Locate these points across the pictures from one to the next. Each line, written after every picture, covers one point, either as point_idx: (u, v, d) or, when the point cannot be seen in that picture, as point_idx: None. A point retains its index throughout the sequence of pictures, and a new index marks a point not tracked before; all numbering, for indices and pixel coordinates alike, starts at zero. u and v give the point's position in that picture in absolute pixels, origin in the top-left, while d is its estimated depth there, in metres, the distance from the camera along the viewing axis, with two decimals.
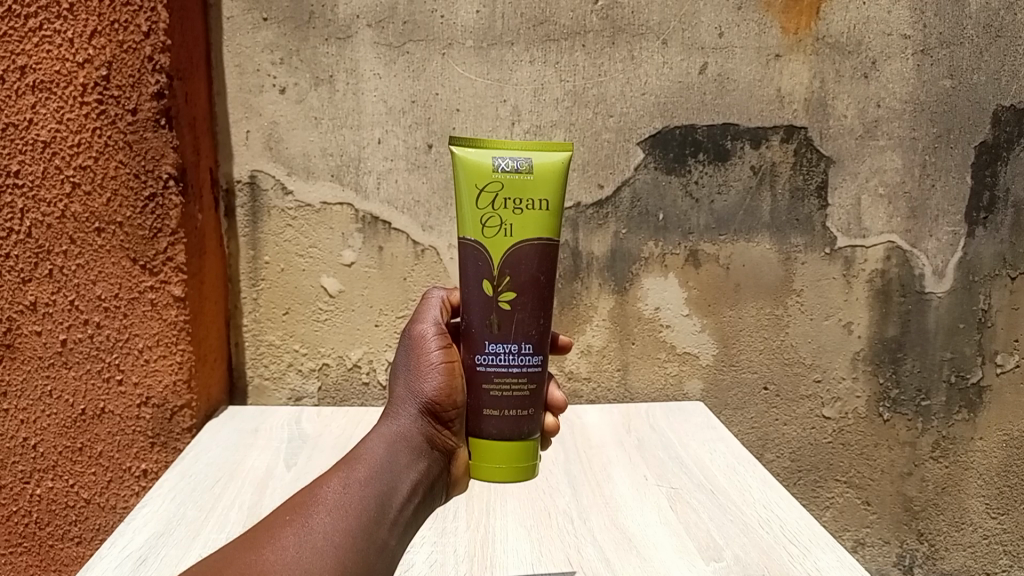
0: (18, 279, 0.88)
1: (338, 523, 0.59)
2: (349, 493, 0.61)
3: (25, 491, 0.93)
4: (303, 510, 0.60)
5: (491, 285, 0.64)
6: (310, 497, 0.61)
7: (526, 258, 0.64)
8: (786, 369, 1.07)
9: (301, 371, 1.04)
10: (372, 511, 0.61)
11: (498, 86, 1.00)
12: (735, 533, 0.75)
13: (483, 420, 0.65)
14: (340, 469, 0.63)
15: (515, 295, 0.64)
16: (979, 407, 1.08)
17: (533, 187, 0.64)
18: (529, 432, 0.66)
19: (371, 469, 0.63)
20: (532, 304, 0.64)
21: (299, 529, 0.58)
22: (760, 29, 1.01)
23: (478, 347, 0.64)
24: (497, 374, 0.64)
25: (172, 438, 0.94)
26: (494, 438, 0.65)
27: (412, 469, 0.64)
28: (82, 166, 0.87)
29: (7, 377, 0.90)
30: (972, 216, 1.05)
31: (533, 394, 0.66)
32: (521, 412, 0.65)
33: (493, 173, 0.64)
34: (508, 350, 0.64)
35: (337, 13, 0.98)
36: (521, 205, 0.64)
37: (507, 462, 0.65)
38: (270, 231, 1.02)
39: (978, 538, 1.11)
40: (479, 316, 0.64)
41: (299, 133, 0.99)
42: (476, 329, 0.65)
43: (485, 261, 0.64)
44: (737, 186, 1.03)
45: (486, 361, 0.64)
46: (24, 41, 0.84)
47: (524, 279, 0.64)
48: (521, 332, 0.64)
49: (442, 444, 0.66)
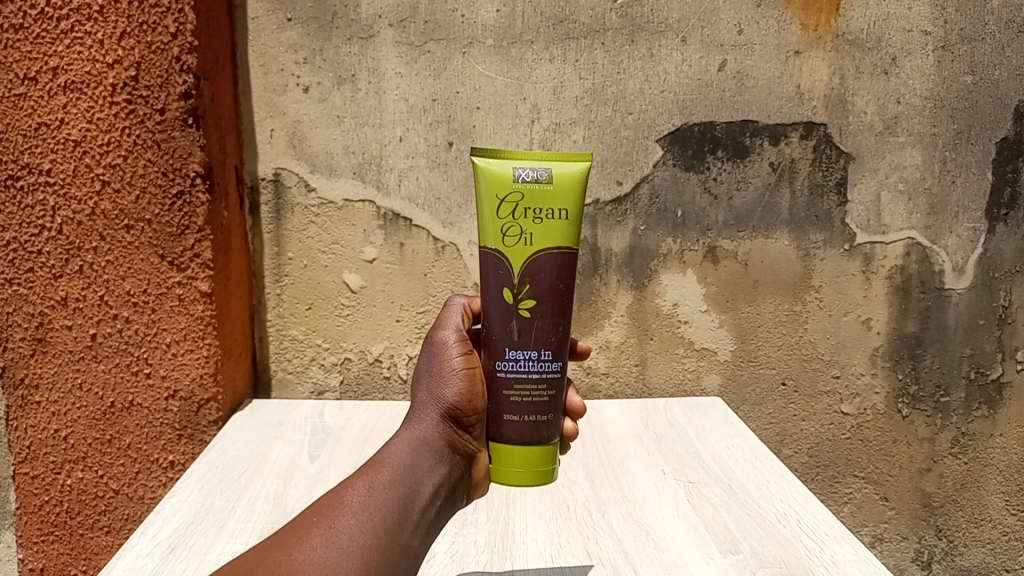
0: (49, 274, 0.91)
1: (362, 524, 0.61)
2: (374, 495, 0.63)
3: (56, 481, 0.96)
4: (330, 512, 0.62)
5: (511, 292, 0.65)
6: (337, 499, 0.63)
7: (545, 266, 0.65)
8: (804, 365, 1.08)
9: (323, 366, 1.06)
10: (396, 514, 0.63)
11: (518, 84, 1.01)
12: (752, 527, 0.76)
13: (503, 425, 0.66)
14: (365, 472, 0.65)
15: (535, 302, 0.65)
16: (999, 404, 1.08)
17: (552, 197, 0.65)
18: (548, 437, 0.67)
19: (395, 473, 0.65)
20: (552, 311, 0.65)
21: (326, 530, 0.60)
22: (780, 25, 1.01)
23: (499, 353, 0.66)
24: (517, 380, 0.65)
25: (198, 431, 0.95)
26: (515, 443, 0.66)
27: (434, 473, 0.66)
28: (111, 164, 0.89)
29: (38, 370, 0.93)
30: (993, 212, 1.05)
31: (552, 400, 0.67)
32: (540, 417, 0.66)
33: (514, 183, 0.65)
34: (528, 357, 0.65)
35: (360, 13, 0.99)
36: (541, 215, 0.65)
37: (527, 467, 0.66)
38: (293, 227, 1.03)
39: (997, 535, 1.11)
40: (500, 323, 0.65)
41: (323, 131, 1.01)
42: (497, 336, 0.66)
43: (506, 269, 0.65)
44: (756, 183, 1.04)
45: (507, 367, 0.65)
46: (56, 43, 0.87)
47: (544, 287, 0.65)
48: (540, 339, 0.65)
49: (463, 448, 0.67)
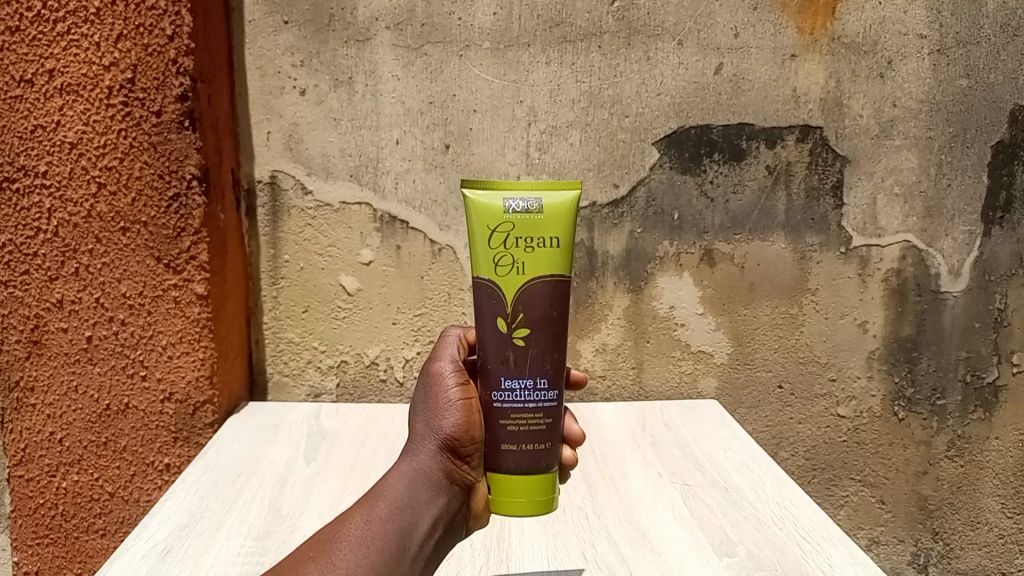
0: (44, 276, 0.91)
1: (360, 558, 0.62)
2: (372, 529, 0.63)
3: (52, 484, 0.95)
4: (327, 547, 0.62)
5: (505, 321, 0.64)
6: (334, 534, 0.63)
7: (539, 294, 0.65)
8: (801, 368, 1.08)
9: (319, 369, 1.06)
10: (393, 548, 0.63)
11: (515, 87, 1.01)
12: (748, 530, 0.76)
13: (502, 455, 0.66)
14: (363, 505, 0.65)
15: (529, 331, 0.64)
16: (994, 406, 1.09)
17: (544, 226, 0.65)
18: (548, 465, 0.66)
19: (393, 505, 0.65)
20: (546, 340, 0.65)
21: (323, 565, 0.61)
22: (775, 29, 1.01)
23: (495, 383, 0.65)
24: (513, 409, 0.65)
25: (194, 433, 0.95)
26: (514, 473, 0.65)
27: (432, 505, 0.66)
28: (107, 167, 0.89)
29: (33, 373, 0.93)
30: (988, 215, 1.05)
31: (550, 428, 0.66)
32: (538, 446, 0.66)
33: (504, 215, 0.65)
34: (524, 386, 0.65)
35: (357, 15, 0.99)
36: (533, 244, 0.65)
37: (527, 497, 0.65)
38: (290, 230, 1.03)
39: (993, 538, 1.11)
40: (495, 353, 0.65)
41: (319, 134, 1.01)
42: (492, 366, 0.65)
43: (500, 298, 0.65)
44: (752, 186, 1.04)
45: (503, 397, 0.65)
46: (53, 45, 0.87)
47: (538, 315, 0.65)
48: (536, 367, 0.65)
49: (461, 479, 0.67)
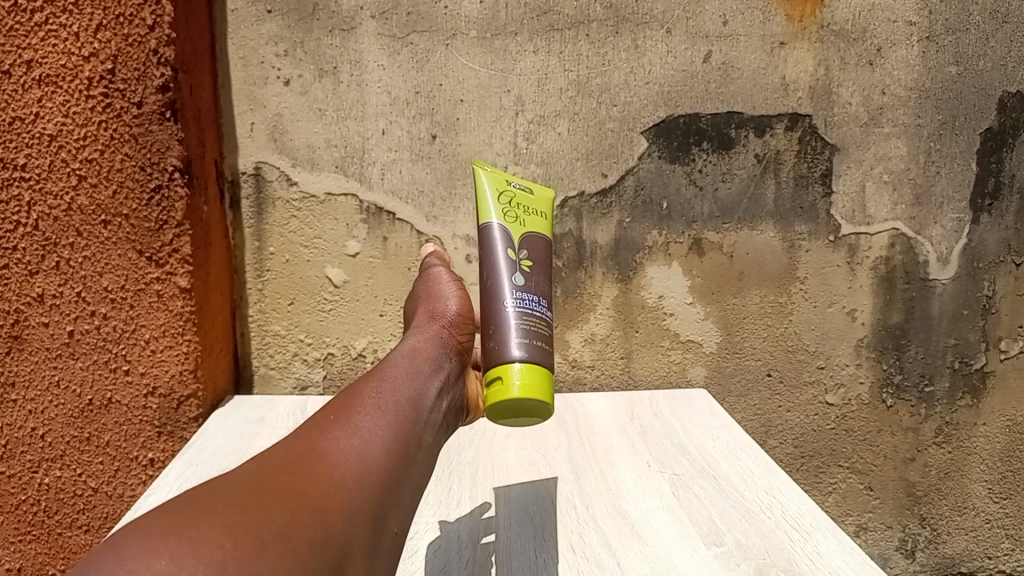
0: (25, 271, 0.89)
1: (378, 421, 0.61)
2: (385, 399, 0.63)
3: (33, 480, 0.94)
4: (345, 410, 0.60)
5: (514, 252, 0.75)
6: (348, 399, 0.62)
7: (535, 244, 0.76)
8: (789, 356, 1.08)
9: (307, 361, 1.06)
10: (408, 414, 0.64)
11: (502, 77, 1.00)
12: (736, 518, 0.76)
13: (515, 346, 0.69)
14: (371, 379, 0.65)
15: (532, 264, 0.75)
16: (982, 392, 1.09)
17: (536, 202, 0.79)
18: (551, 367, 0.70)
19: (400, 380, 0.66)
20: (542, 275, 0.76)
21: (346, 424, 0.59)
22: (764, 16, 1.00)
23: (510, 288, 0.72)
24: (524, 313, 0.71)
25: (178, 427, 0.95)
26: (527, 361, 0.69)
27: (433, 382, 0.69)
28: (88, 159, 0.88)
29: (15, 368, 0.92)
30: (977, 202, 1.05)
31: (549, 336, 0.72)
32: (544, 345, 0.71)
33: (508, 186, 0.78)
34: (533, 299, 0.73)
35: (341, 4, 0.98)
36: (527, 212, 0.78)
37: (540, 384, 0.68)
38: (274, 221, 1.02)
39: (980, 522, 1.13)
40: (505, 271, 0.73)
41: (304, 124, 1.00)
42: (503, 280, 0.73)
43: (506, 236, 0.75)
44: (741, 175, 1.03)
45: (519, 300, 0.72)
46: (30, 36, 0.85)
47: (536, 257, 0.76)
48: (538, 289, 0.74)
49: (450, 365, 0.73)
